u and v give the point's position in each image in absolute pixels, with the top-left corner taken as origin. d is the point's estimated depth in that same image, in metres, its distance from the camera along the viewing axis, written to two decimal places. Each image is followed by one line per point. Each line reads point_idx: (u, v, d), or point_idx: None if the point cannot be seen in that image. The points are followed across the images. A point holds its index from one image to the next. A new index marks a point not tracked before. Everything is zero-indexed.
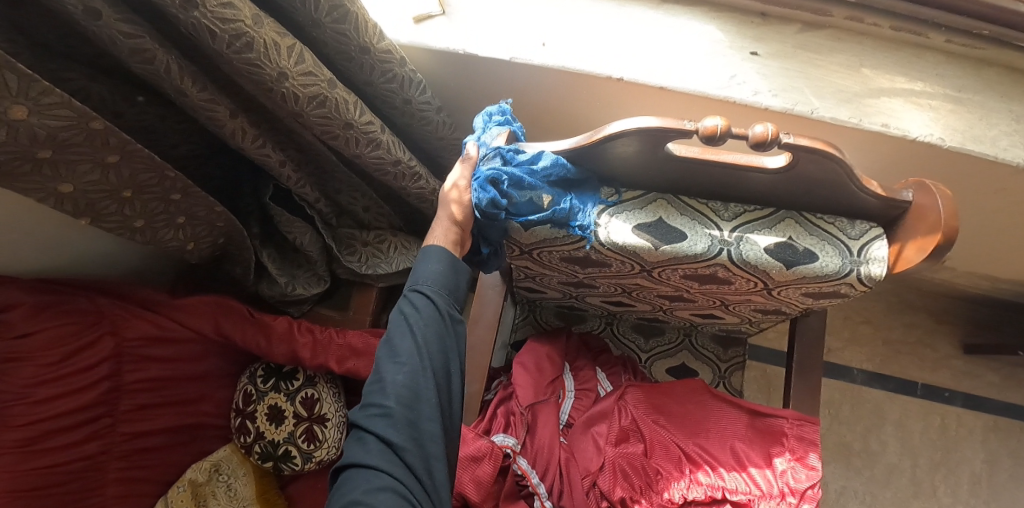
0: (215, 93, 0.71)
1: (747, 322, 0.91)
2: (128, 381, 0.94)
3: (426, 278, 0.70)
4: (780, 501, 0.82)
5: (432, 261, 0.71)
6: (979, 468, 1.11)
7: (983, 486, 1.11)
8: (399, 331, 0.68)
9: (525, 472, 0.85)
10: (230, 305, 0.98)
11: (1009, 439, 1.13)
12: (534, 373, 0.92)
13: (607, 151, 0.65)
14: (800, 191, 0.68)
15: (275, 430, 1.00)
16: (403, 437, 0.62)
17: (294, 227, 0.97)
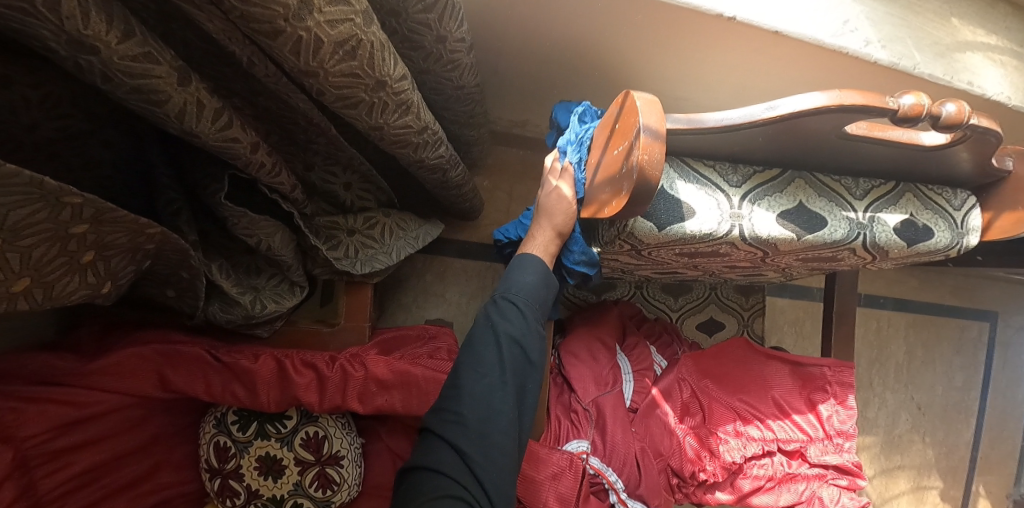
0: (149, 40, 0.41)
1: (785, 277, 0.89)
2: (46, 490, 0.64)
3: (521, 289, 0.62)
4: (827, 442, 0.88)
5: (527, 272, 0.64)
6: (903, 359, 1.34)
7: (905, 372, 1.35)
8: (482, 334, 0.59)
9: (599, 472, 0.77)
10: (176, 351, 0.69)
11: (924, 331, 1.36)
12: (589, 362, 0.85)
13: (769, 132, 0.52)
14: (920, 168, 0.63)
15: (274, 484, 0.78)
16: (474, 444, 0.53)
17: (256, 229, 0.68)
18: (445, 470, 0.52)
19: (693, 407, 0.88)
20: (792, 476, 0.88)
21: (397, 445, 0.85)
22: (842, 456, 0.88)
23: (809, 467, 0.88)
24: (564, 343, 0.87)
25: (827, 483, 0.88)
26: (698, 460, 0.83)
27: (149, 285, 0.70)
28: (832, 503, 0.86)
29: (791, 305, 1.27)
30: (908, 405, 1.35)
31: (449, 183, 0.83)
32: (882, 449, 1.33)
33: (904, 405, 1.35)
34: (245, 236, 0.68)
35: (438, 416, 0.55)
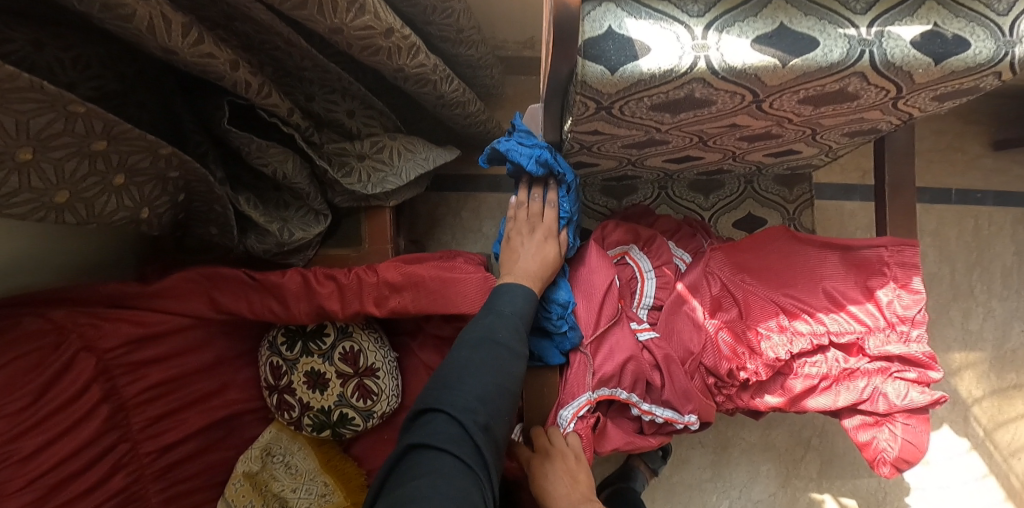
0: None
1: (823, 152, 0.81)
2: (129, 396, 0.75)
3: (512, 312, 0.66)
4: (891, 332, 0.79)
5: (517, 298, 0.69)
6: (1010, 261, 1.18)
7: (1013, 276, 1.19)
8: (477, 330, 0.63)
9: (609, 396, 0.75)
10: (218, 274, 0.77)
11: None
12: (582, 300, 0.78)
13: None
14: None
15: (321, 396, 0.85)
16: (475, 419, 0.54)
17: (269, 158, 0.74)
18: (439, 444, 0.51)
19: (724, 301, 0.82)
20: (851, 373, 0.81)
21: (430, 359, 0.88)
22: (908, 347, 0.78)
23: (870, 361, 0.80)
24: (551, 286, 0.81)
25: (891, 378, 0.79)
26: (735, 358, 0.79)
27: (196, 224, 0.80)
28: (897, 399, 0.78)
29: (863, 208, 1.14)
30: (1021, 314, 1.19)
31: (445, 96, 0.82)
32: (991, 366, 1.19)
33: (1017, 315, 1.19)
34: (262, 166, 0.75)
35: (433, 394, 0.56)
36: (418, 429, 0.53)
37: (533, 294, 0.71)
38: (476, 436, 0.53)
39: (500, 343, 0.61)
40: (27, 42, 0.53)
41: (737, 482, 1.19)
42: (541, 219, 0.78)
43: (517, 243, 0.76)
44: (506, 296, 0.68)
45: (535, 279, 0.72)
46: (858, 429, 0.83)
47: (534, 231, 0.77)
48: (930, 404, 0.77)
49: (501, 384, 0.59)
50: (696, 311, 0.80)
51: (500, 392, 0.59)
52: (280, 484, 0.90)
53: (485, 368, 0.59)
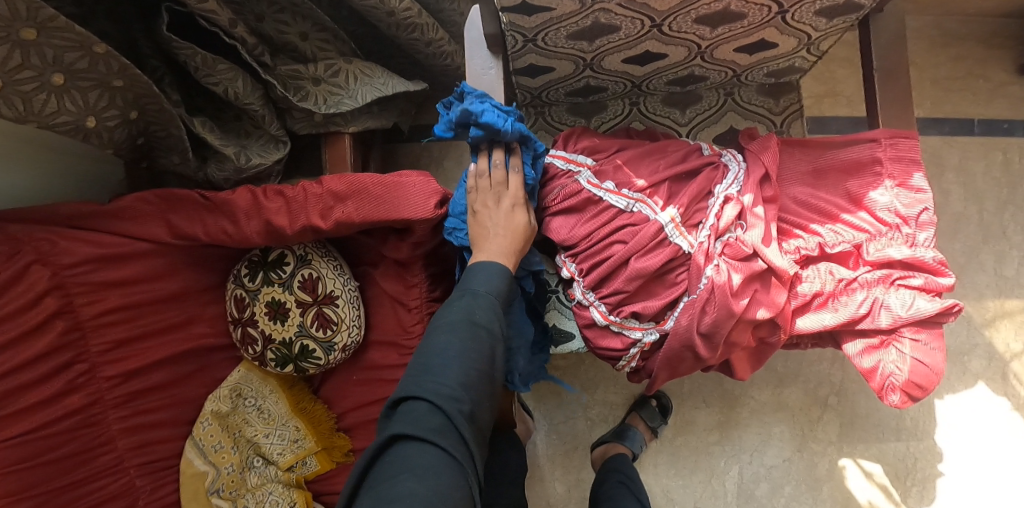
0: None
1: (804, 47, 0.75)
2: (87, 317, 0.76)
3: (486, 292, 0.61)
4: (893, 235, 0.70)
5: (494, 277, 0.63)
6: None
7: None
8: (450, 311, 0.58)
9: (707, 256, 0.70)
10: (172, 196, 0.77)
11: None
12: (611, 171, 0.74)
13: None
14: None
15: (282, 327, 0.83)
16: (459, 394, 0.51)
17: (220, 75, 0.75)
18: (421, 432, 0.48)
19: (714, 211, 0.72)
20: (848, 285, 0.72)
21: (392, 288, 0.85)
22: (915, 250, 0.69)
23: (870, 269, 0.71)
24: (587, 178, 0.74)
25: (894, 287, 0.70)
26: (729, 273, 0.69)
27: (158, 153, 0.82)
28: (903, 310, 0.68)
29: None
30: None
31: (396, 13, 0.80)
32: None
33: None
34: (213, 85, 0.75)
35: (412, 380, 0.52)
36: (398, 416, 0.50)
37: (507, 270, 0.65)
38: (459, 425, 0.50)
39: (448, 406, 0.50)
40: None
41: (747, 445, 1.10)
42: (507, 186, 0.71)
43: (482, 216, 0.69)
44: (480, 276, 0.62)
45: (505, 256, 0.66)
46: (863, 354, 0.73)
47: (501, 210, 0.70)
48: (944, 312, 0.68)
49: (482, 368, 0.55)
50: (653, 204, 0.72)
51: (489, 386, 0.56)
52: (253, 429, 0.90)
53: (464, 348, 0.54)
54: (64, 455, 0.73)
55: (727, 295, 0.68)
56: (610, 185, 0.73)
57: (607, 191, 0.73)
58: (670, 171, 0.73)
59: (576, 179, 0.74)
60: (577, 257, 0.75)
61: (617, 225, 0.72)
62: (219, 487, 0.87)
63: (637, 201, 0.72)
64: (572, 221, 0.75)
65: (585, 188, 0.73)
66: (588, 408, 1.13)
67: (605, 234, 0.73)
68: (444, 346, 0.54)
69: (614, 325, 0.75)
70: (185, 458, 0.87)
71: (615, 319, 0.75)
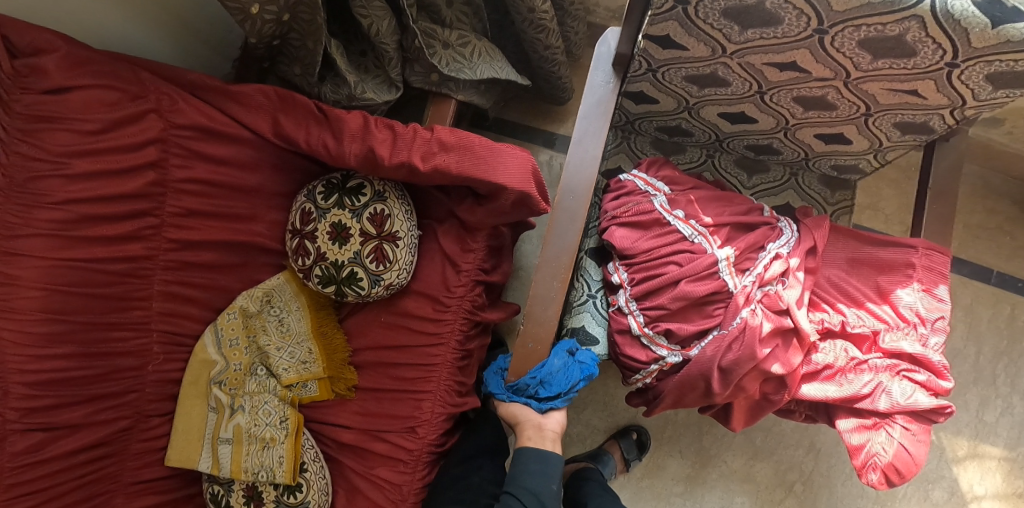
0: None
1: (874, 151, 0.85)
2: (174, 177, 0.80)
3: (525, 483, 0.78)
4: (909, 331, 0.79)
5: (527, 463, 0.79)
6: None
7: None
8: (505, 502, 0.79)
9: (747, 299, 0.77)
10: (291, 98, 0.82)
11: None
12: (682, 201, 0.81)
13: None
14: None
15: (338, 250, 0.88)
16: None
17: (371, 10, 0.82)
18: None
19: (763, 262, 0.78)
20: (857, 365, 0.80)
21: (448, 246, 0.90)
22: (924, 349, 0.77)
23: (881, 355, 0.79)
24: (658, 200, 0.81)
25: (898, 377, 0.77)
26: (762, 319, 0.76)
27: (284, 59, 0.89)
28: (901, 398, 0.76)
29: None
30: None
31: (535, 12, 0.89)
32: (1000, 465, 1.15)
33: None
34: (361, 17, 0.83)
35: None
36: None
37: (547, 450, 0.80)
38: None
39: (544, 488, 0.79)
40: None
41: (708, 506, 1.15)
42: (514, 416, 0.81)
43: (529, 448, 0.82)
44: (539, 475, 0.79)
45: (549, 442, 0.81)
46: (853, 431, 0.80)
47: (542, 427, 0.81)
48: (936, 410, 0.75)
49: None
50: (710, 239, 0.78)
51: None
52: (268, 337, 0.92)
53: None
54: (107, 295, 0.75)
55: (756, 339, 0.75)
56: (680, 213, 0.80)
57: (676, 218, 0.80)
58: (734, 217, 0.81)
59: (651, 199, 0.82)
60: (630, 267, 0.82)
61: (676, 247, 0.79)
62: (222, 379, 0.89)
63: (696, 233, 0.79)
64: (636, 235, 0.82)
65: (657, 209, 0.81)
66: (572, 424, 1.17)
67: (662, 253, 0.79)
68: None
69: (644, 337, 0.81)
70: (201, 343, 0.89)
71: (648, 332, 0.80)
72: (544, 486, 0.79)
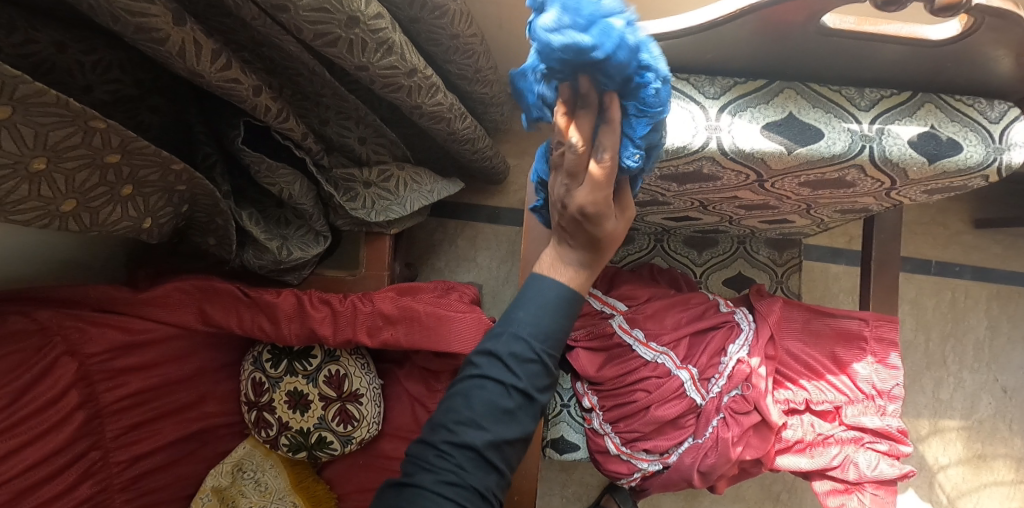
0: None
1: (817, 224, 0.84)
2: (107, 404, 0.75)
3: (530, 322, 0.55)
4: (869, 404, 0.82)
5: (545, 298, 0.56)
6: (983, 335, 1.22)
7: (986, 350, 1.22)
8: (486, 345, 0.55)
9: (717, 409, 0.78)
10: (212, 288, 0.78)
11: (1010, 306, 1.22)
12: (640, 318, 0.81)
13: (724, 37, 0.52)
14: (949, 66, 0.56)
15: (301, 418, 0.85)
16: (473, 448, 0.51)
17: (277, 177, 0.73)
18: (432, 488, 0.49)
19: (726, 370, 0.79)
20: (825, 438, 0.81)
21: (414, 388, 0.90)
22: (883, 420, 0.81)
23: (846, 429, 0.82)
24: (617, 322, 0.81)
25: (864, 448, 0.81)
26: (732, 427, 0.77)
27: (194, 234, 0.80)
28: (868, 469, 0.79)
29: (847, 273, 1.18)
30: (990, 387, 1.21)
31: (457, 132, 0.83)
32: (959, 435, 1.21)
33: (985, 387, 1.21)
34: (269, 186, 0.74)
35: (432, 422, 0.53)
36: (414, 465, 0.51)
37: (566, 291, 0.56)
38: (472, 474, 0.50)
39: (499, 377, 0.53)
40: (51, 44, 0.54)
41: None
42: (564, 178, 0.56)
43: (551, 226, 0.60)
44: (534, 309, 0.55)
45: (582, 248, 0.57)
46: (829, 494, 0.82)
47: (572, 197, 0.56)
48: (900, 477, 0.79)
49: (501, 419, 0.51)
50: (671, 356, 0.79)
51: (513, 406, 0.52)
52: (248, 500, 0.87)
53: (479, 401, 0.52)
54: None
55: (729, 448, 0.76)
56: (640, 333, 0.80)
57: (636, 340, 0.79)
58: (693, 325, 0.81)
59: (609, 320, 0.81)
60: (599, 392, 0.82)
61: (642, 371, 0.79)
62: None
63: (658, 353, 0.79)
64: (600, 359, 0.81)
65: (616, 331, 0.80)
66: (565, 485, 1.21)
67: (629, 379, 0.79)
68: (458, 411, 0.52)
69: (624, 455, 0.81)
70: None
71: (626, 450, 0.81)
72: (536, 325, 0.55)
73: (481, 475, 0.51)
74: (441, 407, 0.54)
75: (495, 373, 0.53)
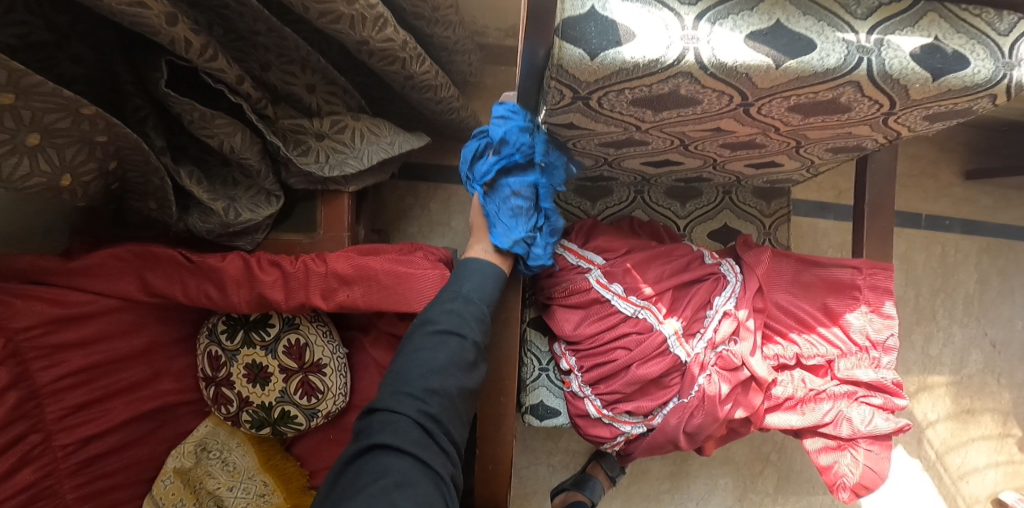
0: None
1: (806, 167, 0.79)
2: (45, 383, 0.69)
3: (474, 290, 0.62)
4: (862, 356, 0.77)
5: (479, 274, 0.64)
6: (973, 289, 1.17)
7: (974, 304, 1.17)
8: (433, 309, 0.59)
9: (704, 364, 0.73)
10: (150, 253, 0.70)
11: (999, 259, 1.17)
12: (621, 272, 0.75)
13: None
14: None
15: (261, 392, 0.79)
16: (439, 402, 0.52)
17: (217, 127, 0.67)
18: (404, 441, 0.48)
19: (712, 324, 0.75)
20: (817, 394, 0.77)
21: (382, 357, 0.85)
22: (878, 372, 0.76)
23: (839, 384, 0.77)
24: (594, 277, 0.75)
25: (857, 403, 0.76)
26: (720, 383, 0.73)
27: (131, 197, 0.73)
28: (862, 425, 0.75)
29: (836, 227, 1.12)
30: (980, 341, 1.17)
31: (415, 78, 0.76)
32: (948, 391, 1.17)
33: (975, 342, 1.17)
34: (207, 137, 0.68)
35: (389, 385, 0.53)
36: (381, 423, 0.49)
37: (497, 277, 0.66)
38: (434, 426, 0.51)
39: (457, 332, 0.57)
40: None
41: (694, 495, 1.19)
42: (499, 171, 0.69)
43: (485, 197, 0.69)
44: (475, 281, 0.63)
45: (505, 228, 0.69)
46: (821, 452, 0.79)
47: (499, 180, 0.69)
48: (895, 431, 0.75)
49: (459, 373, 0.55)
50: (653, 311, 0.74)
51: (470, 361, 0.57)
52: (215, 481, 0.83)
53: (442, 354, 0.55)
54: None
55: (718, 406, 0.72)
56: (618, 288, 0.74)
57: (615, 295, 0.74)
58: (676, 277, 0.76)
59: (585, 275, 0.75)
60: (578, 353, 0.77)
61: (623, 328, 0.73)
62: None
63: (639, 308, 0.73)
64: (577, 317, 0.76)
65: (594, 286, 0.75)
66: (549, 455, 1.17)
67: (609, 337, 0.74)
68: (422, 365, 0.54)
69: (606, 418, 0.77)
70: None
71: (608, 413, 0.77)
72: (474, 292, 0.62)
73: (442, 429, 0.52)
74: (399, 363, 0.55)
75: (452, 331, 0.57)
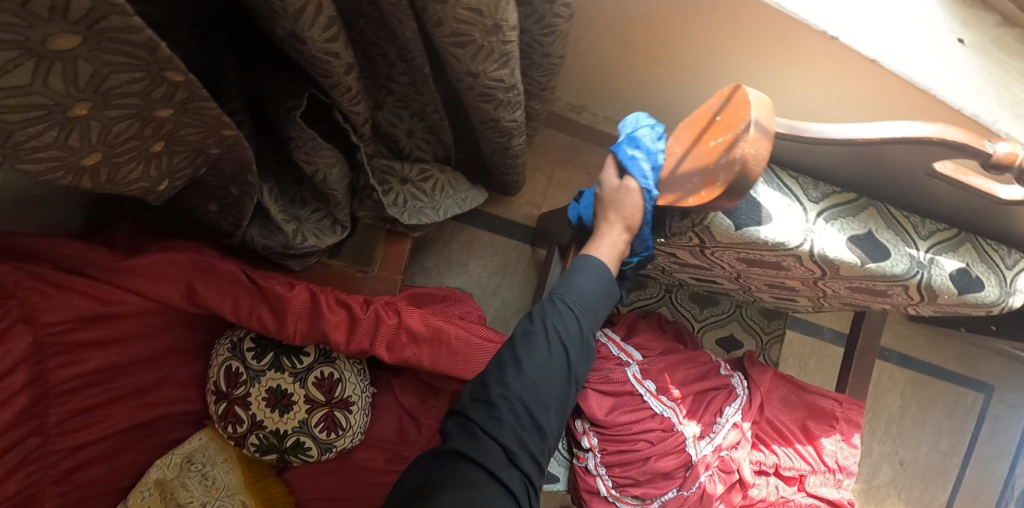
0: None
1: (812, 308, 0.91)
2: (56, 384, 0.63)
3: (582, 294, 0.63)
4: (829, 476, 0.88)
5: (592, 277, 0.63)
6: (894, 412, 1.34)
7: (894, 425, 1.34)
8: (535, 315, 0.63)
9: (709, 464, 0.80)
10: (211, 264, 0.67)
11: (920, 391, 1.35)
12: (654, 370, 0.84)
13: (842, 152, 0.53)
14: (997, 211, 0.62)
15: (279, 418, 0.77)
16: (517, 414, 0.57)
17: (318, 157, 0.66)
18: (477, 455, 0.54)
19: (722, 431, 0.82)
20: (786, 502, 0.86)
21: (407, 401, 0.87)
22: (839, 492, 0.88)
23: (806, 496, 0.87)
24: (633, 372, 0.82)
25: None
26: (717, 483, 0.80)
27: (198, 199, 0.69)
28: None
29: (800, 340, 1.28)
30: (890, 458, 1.34)
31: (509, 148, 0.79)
32: (857, 496, 1.33)
33: (887, 458, 1.34)
34: (304, 162, 0.66)
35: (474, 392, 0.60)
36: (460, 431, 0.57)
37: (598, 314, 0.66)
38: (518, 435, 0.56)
39: (550, 342, 0.60)
40: None
41: None
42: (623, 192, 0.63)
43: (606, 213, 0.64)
44: (586, 280, 0.63)
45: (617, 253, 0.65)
46: None
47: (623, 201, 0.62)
48: None
49: (547, 380, 0.59)
50: (677, 412, 0.81)
51: (558, 374, 0.60)
52: (189, 496, 0.76)
53: (532, 366, 0.59)
54: None
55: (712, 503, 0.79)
56: (651, 385, 0.82)
57: (647, 391, 0.82)
58: (699, 384, 0.85)
59: (624, 368, 0.83)
60: (601, 434, 0.82)
61: (649, 422, 0.80)
62: None
63: (666, 407, 0.81)
64: (609, 403, 0.82)
65: (630, 379, 0.82)
66: None
67: (635, 428, 0.80)
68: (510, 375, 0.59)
69: (611, 497, 0.82)
70: None
71: (614, 493, 0.81)
72: (590, 294, 0.63)
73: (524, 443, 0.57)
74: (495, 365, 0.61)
75: (546, 340, 0.60)
